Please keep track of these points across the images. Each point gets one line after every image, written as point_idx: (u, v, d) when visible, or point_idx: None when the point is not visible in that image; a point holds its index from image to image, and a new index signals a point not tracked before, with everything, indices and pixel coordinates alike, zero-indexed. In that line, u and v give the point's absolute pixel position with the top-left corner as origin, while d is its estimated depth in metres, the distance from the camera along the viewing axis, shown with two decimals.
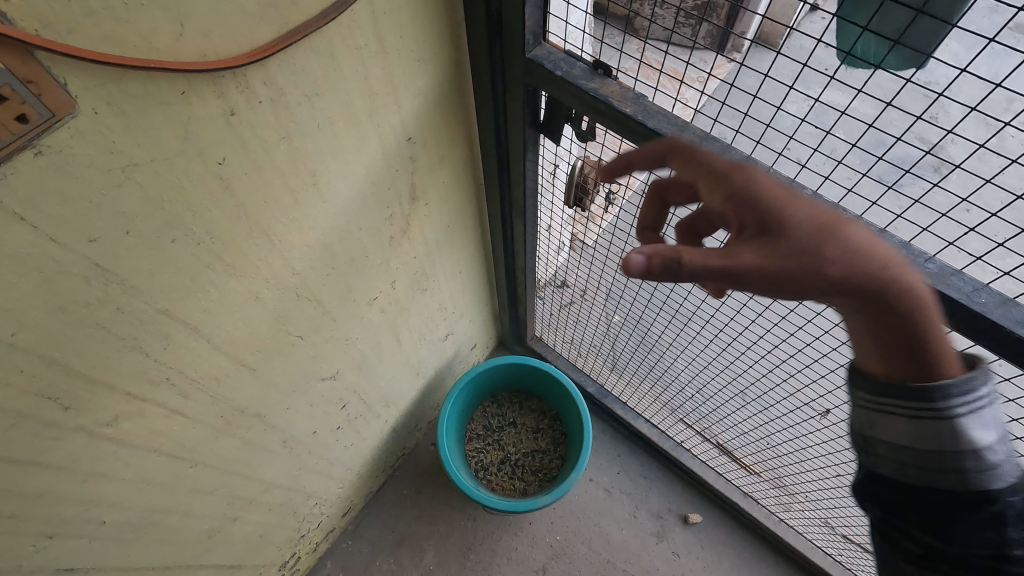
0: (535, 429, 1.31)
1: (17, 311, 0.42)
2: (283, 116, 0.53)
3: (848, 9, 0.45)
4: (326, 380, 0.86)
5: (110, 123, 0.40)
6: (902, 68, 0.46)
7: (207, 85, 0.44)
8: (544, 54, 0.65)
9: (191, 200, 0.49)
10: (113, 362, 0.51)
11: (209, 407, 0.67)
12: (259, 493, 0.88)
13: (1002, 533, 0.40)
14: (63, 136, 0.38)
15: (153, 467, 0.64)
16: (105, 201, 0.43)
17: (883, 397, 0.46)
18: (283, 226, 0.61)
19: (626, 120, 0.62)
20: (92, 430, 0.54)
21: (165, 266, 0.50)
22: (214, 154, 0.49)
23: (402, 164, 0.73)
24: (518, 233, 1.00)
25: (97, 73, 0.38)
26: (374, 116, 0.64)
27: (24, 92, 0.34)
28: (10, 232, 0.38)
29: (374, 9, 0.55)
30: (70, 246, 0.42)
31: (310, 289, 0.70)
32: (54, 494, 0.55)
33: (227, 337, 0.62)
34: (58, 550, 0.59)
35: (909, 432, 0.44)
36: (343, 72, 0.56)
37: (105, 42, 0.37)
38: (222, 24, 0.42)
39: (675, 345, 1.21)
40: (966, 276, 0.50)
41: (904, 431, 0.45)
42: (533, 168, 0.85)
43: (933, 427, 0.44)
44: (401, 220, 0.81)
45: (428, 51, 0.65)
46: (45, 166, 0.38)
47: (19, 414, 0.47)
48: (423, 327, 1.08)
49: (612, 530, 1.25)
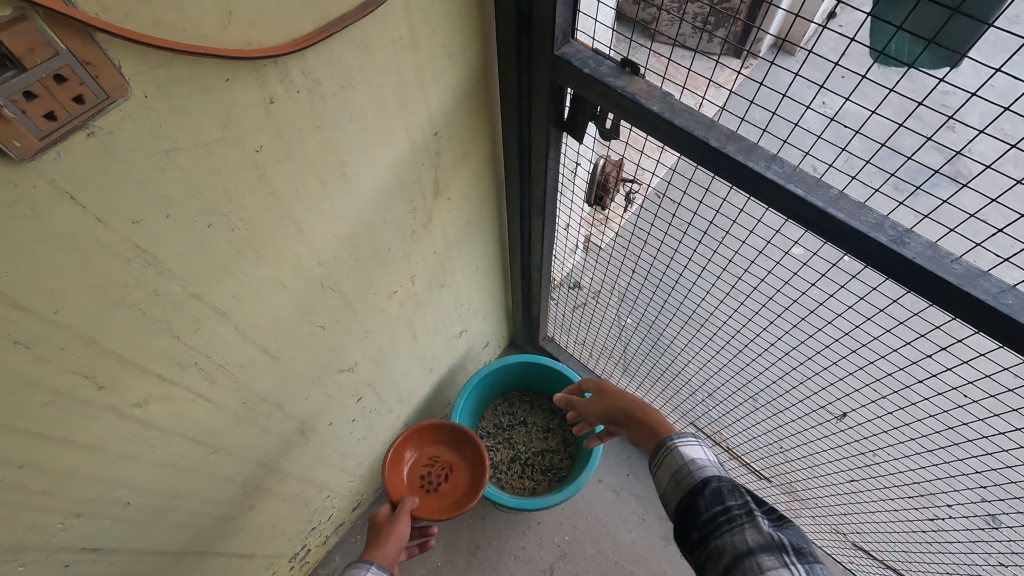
0: (545, 429, 1.31)
1: (61, 289, 0.42)
2: (319, 106, 0.54)
3: (881, 9, 0.46)
4: (344, 372, 0.87)
5: (158, 106, 0.41)
6: (937, 67, 0.46)
7: (249, 72, 0.46)
8: (572, 52, 0.66)
9: (228, 186, 0.50)
10: (146, 344, 0.52)
11: (233, 394, 0.67)
12: (275, 483, 0.86)
13: (726, 503, 0.55)
14: (114, 118, 0.39)
15: (177, 451, 0.63)
16: (149, 184, 0.44)
17: (649, 459, 0.65)
18: (312, 216, 0.62)
19: (654, 118, 0.62)
20: (122, 410, 0.53)
21: (200, 250, 0.51)
22: (252, 142, 0.50)
23: (426, 158, 0.75)
24: (536, 233, 1.01)
25: (149, 58, 0.39)
26: (403, 109, 0.65)
27: (83, 75, 0.36)
28: (59, 209, 0.39)
29: (408, 3, 0.57)
30: (114, 226, 0.43)
31: (334, 279, 0.71)
32: (83, 473, 0.54)
33: (253, 323, 0.63)
34: (84, 530, 0.58)
35: (660, 466, 0.62)
36: (376, 65, 0.58)
37: (159, 27, 0.38)
38: (267, 14, 0.44)
39: (688, 348, 1.21)
40: (993, 277, 0.51)
41: (659, 466, 0.62)
42: (554, 167, 0.85)
43: (669, 457, 0.62)
44: (423, 214, 0.82)
45: (456, 46, 0.67)
46: (96, 147, 0.39)
47: (54, 391, 0.47)
48: (438, 323, 1.09)
49: (620, 532, 1.25)
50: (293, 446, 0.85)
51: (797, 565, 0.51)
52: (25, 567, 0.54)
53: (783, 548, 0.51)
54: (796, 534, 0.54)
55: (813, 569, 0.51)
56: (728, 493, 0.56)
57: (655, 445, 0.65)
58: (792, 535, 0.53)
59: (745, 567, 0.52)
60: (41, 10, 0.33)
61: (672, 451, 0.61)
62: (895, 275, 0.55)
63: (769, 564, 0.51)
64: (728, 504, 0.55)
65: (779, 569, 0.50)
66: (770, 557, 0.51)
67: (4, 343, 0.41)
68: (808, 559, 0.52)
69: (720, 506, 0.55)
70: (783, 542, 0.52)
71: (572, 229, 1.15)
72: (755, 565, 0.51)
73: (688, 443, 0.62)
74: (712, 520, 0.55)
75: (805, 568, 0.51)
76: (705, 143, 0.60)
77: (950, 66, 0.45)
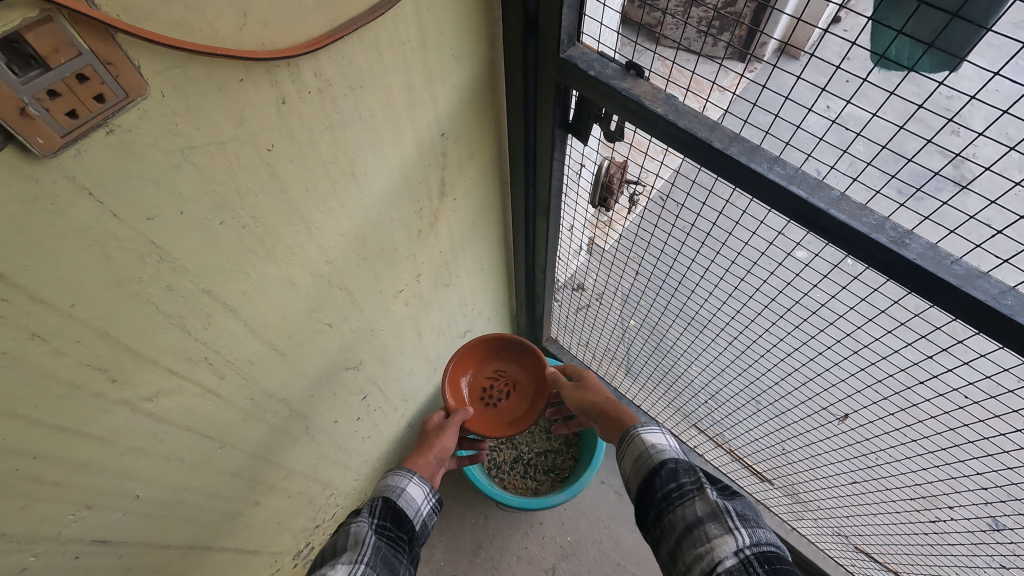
0: (547, 430, 1.31)
1: (78, 283, 0.43)
2: (329, 106, 0.55)
3: (882, 12, 0.46)
4: (350, 370, 0.88)
5: (174, 106, 0.42)
6: (936, 71, 0.47)
7: (262, 72, 0.47)
8: (577, 55, 0.67)
9: (240, 184, 0.51)
10: (159, 338, 0.53)
11: (242, 390, 0.68)
12: (281, 479, 0.87)
13: (679, 479, 0.59)
14: (132, 117, 0.40)
15: (186, 446, 0.64)
16: (164, 181, 0.45)
17: (617, 448, 0.70)
18: (321, 214, 0.63)
19: (658, 120, 0.63)
20: (135, 405, 0.54)
21: (212, 247, 0.52)
22: (264, 141, 0.51)
23: (433, 159, 0.76)
24: (540, 234, 1.02)
25: (167, 59, 0.40)
26: (412, 110, 0.66)
27: (104, 74, 0.37)
28: (78, 205, 0.40)
29: (417, 6, 0.58)
30: (129, 222, 0.44)
31: (341, 277, 0.72)
32: (95, 464, 0.54)
33: (263, 320, 0.64)
34: (95, 522, 0.57)
35: (625, 453, 0.67)
36: (385, 66, 0.59)
37: (177, 28, 0.39)
38: (281, 16, 0.45)
39: (690, 350, 1.22)
40: (993, 278, 0.51)
41: (624, 453, 0.67)
42: (559, 168, 0.86)
43: (632, 444, 0.67)
44: (429, 214, 0.83)
45: (464, 48, 0.68)
46: (114, 144, 0.40)
47: (70, 384, 0.47)
48: (443, 323, 1.10)
49: (622, 533, 1.25)
50: (299, 443, 0.86)
51: (742, 529, 0.53)
52: (38, 558, 0.54)
53: (727, 514, 0.54)
54: (745, 506, 0.56)
55: (759, 535, 0.53)
56: (683, 472, 0.60)
57: (622, 436, 0.69)
58: (740, 506, 0.56)
59: (692, 536, 0.54)
60: (65, 11, 0.34)
61: (635, 438, 0.66)
62: (896, 275, 0.56)
63: (714, 531, 0.53)
64: (682, 481, 0.59)
65: (722, 534, 0.53)
66: (714, 525, 0.54)
67: (23, 335, 0.42)
68: (753, 525, 0.54)
69: (674, 484, 0.59)
70: (728, 510, 0.54)
71: (576, 230, 1.16)
72: (701, 533, 0.54)
73: (650, 431, 0.66)
74: (667, 496, 0.59)
75: (749, 533, 0.53)
76: (709, 144, 0.61)
77: (950, 69, 0.46)
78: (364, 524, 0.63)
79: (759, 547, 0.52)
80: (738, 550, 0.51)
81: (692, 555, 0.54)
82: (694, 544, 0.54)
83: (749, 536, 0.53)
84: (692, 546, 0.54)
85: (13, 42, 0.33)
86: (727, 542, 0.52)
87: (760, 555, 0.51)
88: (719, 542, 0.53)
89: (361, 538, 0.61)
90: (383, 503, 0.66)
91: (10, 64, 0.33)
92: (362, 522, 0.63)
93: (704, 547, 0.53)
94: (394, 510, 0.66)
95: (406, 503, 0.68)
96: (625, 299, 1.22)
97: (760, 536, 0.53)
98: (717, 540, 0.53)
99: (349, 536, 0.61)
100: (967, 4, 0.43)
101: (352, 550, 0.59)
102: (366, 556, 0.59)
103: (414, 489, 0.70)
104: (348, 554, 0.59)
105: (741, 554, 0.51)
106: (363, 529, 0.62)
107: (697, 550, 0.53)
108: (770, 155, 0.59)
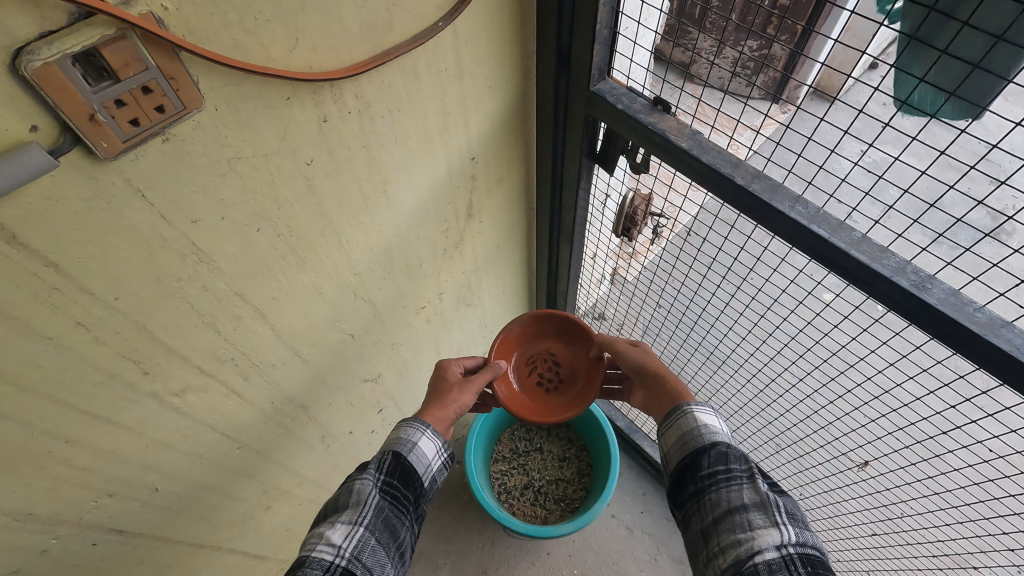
0: (560, 458, 1.30)
1: (122, 277, 0.46)
2: (367, 126, 0.58)
3: (905, 61, 0.49)
4: (367, 382, 0.89)
5: (226, 119, 0.46)
6: (958, 118, 0.49)
7: (308, 92, 0.50)
8: (607, 88, 0.70)
9: (278, 193, 0.54)
10: (191, 337, 0.55)
11: (263, 392, 0.70)
12: (293, 485, 0.88)
13: (729, 466, 0.57)
14: (187, 126, 0.44)
15: (207, 443, 0.66)
16: (209, 188, 0.48)
17: (662, 424, 0.65)
18: (352, 228, 0.65)
19: (682, 153, 0.65)
20: (163, 398, 0.57)
21: (248, 252, 0.55)
22: (304, 156, 0.54)
23: (462, 180, 0.78)
24: (564, 260, 1.04)
25: (223, 76, 0.44)
26: (445, 134, 0.70)
27: (166, 87, 0.40)
28: (130, 205, 0.43)
29: (456, 36, 0.61)
30: (175, 225, 0.47)
31: (366, 289, 0.74)
32: (121, 454, 0.56)
33: (289, 326, 0.66)
34: (113, 510, 0.59)
35: (669, 425, 0.64)
36: (423, 91, 0.62)
37: (234, 49, 0.43)
38: (329, 44, 0.49)
39: (710, 386, 1.20)
40: (1017, 328, 0.50)
41: (670, 427, 0.64)
42: (585, 196, 0.88)
43: (681, 413, 0.63)
44: (456, 233, 0.86)
45: (499, 77, 0.72)
46: (169, 152, 0.44)
47: (103, 373, 0.50)
48: (462, 342, 1.11)
49: (631, 570, 1.22)
50: (312, 450, 0.87)
51: (789, 527, 0.51)
52: (59, 541, 0.56)
53: (775, 509, 0.52)
54: (794, 505, 0.54)
55: (805, 537, 0.51)
56: (734, 460, 0.57)
57: (668, 410, 0.66)
58: (789, 505, 0.54)
59: (732, 520, 0.52)
60: (138, 30, 0.37)
61: (687, 415, 0.63)
62: (916, 318, 0.55)
63: (758, 522, 0.51)
64: (731, 465, 0.57)
65: (767, 526, 0.51)
66: (760, 516, 0.52)
67: (69, 323, 0.45)
68: (801, 527, 0.51)
69: (721, 466, 0.57)
70: (776, 505, 0.52)
71: (598, 260, 1.15)
72: (744, 520, 0.52)
73: (704, 410, 0.63)
74: (711, 476, 0.57)
75: (796, 532, 0.50)
76: (731, 179, 0.62)
77: (972, 117, 0.48)
78: (368, 482, 0.60)
79: (803, 548, 0.49)
80: (781, 546, 0.49)
81: (729, 539, 0.52)
82: (733, 529, 0.52)
83: (796, 535, 0.50)
84: (730, 530, 0.52)
85: (90, 56, 0.36)
86: (771, 535, 0.50)
87: (804, 556, 0.49)
88: (761, 532, 0.51)
89: (364, 498, 0.58)
90: (393, 459, 0.63)
91: (85, 74, 0.36)
92: (367, 480, 0.60)
93: (745, 534, 0.51)
94: (404, 468, 0.63)
95: (416, 460, 0.64)
96: (644, 331, 1.22)
97: (806, 538, 0.51)
98: (760, 531, 0.51)
99: (352, 493, 0.59)
100: (986, 57, 0.44)
101: (353, 510, 0.57)
102: (366, 518, 0.57)
103: (427, 444, 0.66)
104: (348, 513, 0.57)
105: (783, 550, 0.49)
106: (367, 488, 0.59)
107: (735, 535, 0.52)
108: (789, 194, 0.60)
